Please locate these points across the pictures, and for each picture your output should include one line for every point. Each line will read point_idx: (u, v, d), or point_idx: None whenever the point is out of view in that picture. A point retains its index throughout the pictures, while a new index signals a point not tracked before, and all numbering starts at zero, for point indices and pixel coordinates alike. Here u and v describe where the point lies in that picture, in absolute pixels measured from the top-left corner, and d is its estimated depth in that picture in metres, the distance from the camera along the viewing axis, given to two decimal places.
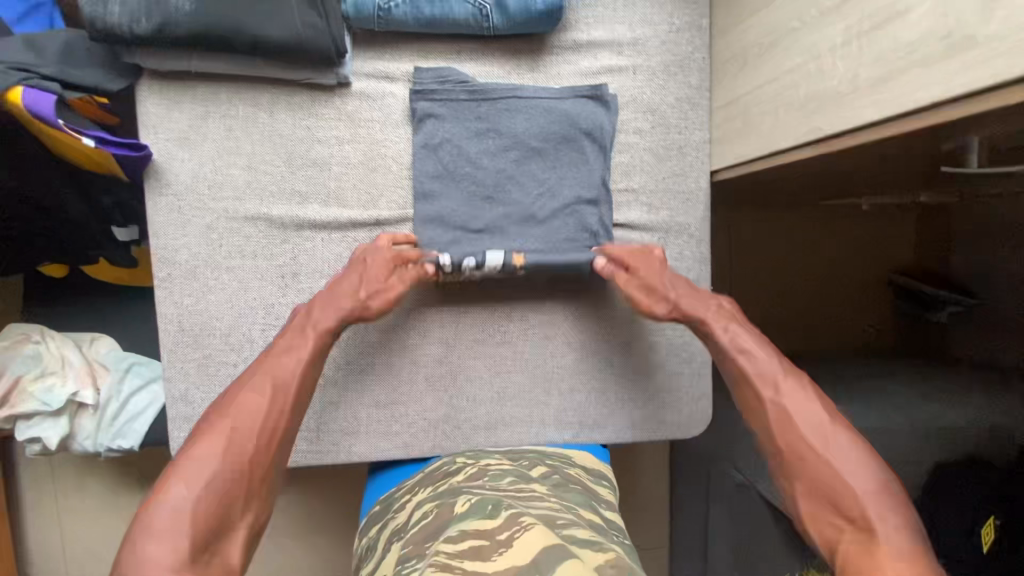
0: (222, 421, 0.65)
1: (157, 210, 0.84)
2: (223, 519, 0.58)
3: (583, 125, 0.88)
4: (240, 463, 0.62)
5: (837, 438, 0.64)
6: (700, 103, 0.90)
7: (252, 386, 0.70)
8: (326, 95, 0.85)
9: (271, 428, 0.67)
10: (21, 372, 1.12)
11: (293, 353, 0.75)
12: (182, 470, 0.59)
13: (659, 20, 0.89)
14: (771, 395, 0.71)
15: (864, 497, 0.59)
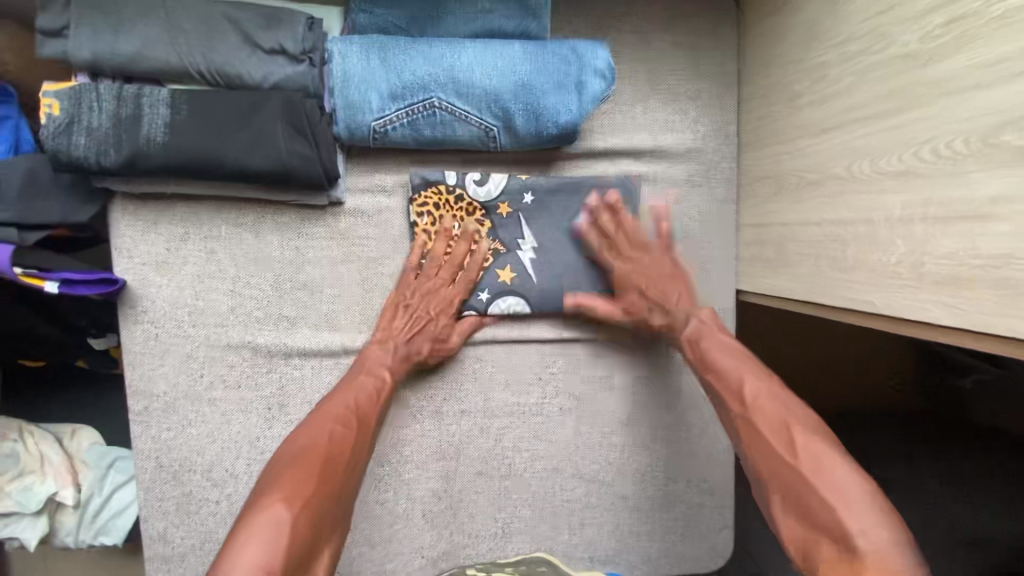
0: (306, 448, 0.63)
1: (133, 338, 0.77)
2: (322, 532, 0.57)
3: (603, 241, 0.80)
4: (322, 481, 0.60)
5: (814, 444, 0.58)
6: (725, 217, 0.82)
7: (327, 407, 0.70)
8: (317, 214, 0.78)
9: (346, 439, 0.66)
10: None
11: (363, 383, 0.74)
12: (276, 491, 0.57)
13: (682, 127, 0.81)
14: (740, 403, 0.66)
15: (839, 505, 0.53)
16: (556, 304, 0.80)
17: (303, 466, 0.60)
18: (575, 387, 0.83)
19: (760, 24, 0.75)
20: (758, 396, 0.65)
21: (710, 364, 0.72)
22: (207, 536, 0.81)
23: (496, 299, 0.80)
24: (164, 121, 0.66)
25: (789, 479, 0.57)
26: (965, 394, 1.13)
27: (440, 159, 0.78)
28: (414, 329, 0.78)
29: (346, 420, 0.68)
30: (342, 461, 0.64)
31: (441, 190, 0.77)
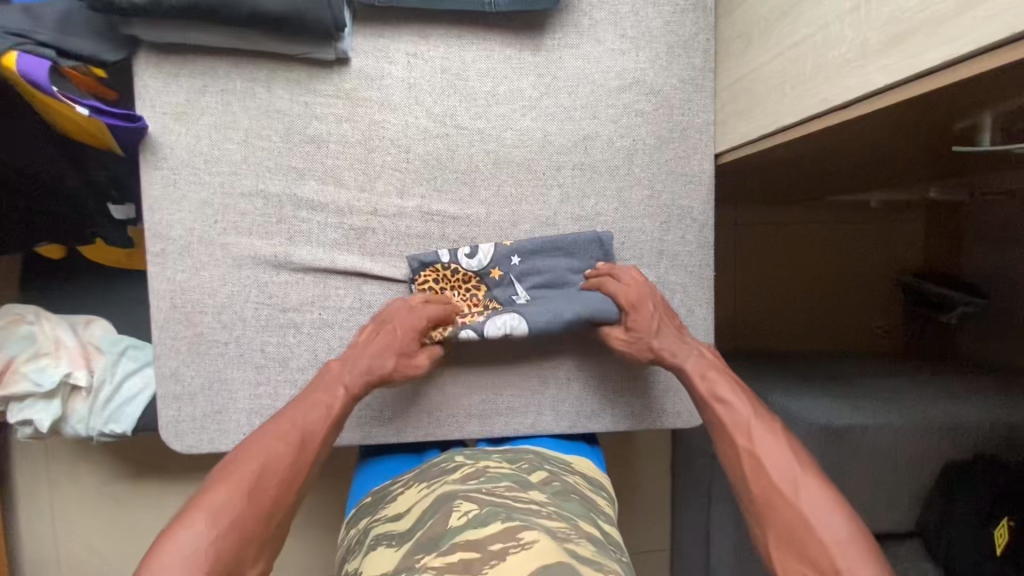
0: (243, 466, 0.66)
1: (152, 183, 0.83)
2: (248, 552, 0.61)
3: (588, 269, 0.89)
4: (242, 495, 0.63)
5: (813, 485, 0.65)
6: (704, 84, 0.88)
7: (272, 430, 0.71)
8: (325, 71, 0.84)
9: (297, 469, 0.70)
10: (14, 352, 1.11)
11: (317, 400, 0.76)
12: (194, 515, 0.60)
13: (663, 0, 0.87)
14: (744, 442, 0.71)
15: (830, 549, 0.59)
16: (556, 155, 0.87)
17: (222, 488, 0.63)
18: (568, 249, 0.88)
19: None
20: (751, 447, 0.70)
21: (717, 402, 0.76)
22: (216, 376, 0.86)
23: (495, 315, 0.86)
24: None
25: (780, 524, 0.64)
26: (953, 329, 1.37)
27: (439, 23, 0.84)
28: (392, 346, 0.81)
29: (286, 439, 0.71)
30: (279, 487, 0.67)
31: (439, 268, 0.87)
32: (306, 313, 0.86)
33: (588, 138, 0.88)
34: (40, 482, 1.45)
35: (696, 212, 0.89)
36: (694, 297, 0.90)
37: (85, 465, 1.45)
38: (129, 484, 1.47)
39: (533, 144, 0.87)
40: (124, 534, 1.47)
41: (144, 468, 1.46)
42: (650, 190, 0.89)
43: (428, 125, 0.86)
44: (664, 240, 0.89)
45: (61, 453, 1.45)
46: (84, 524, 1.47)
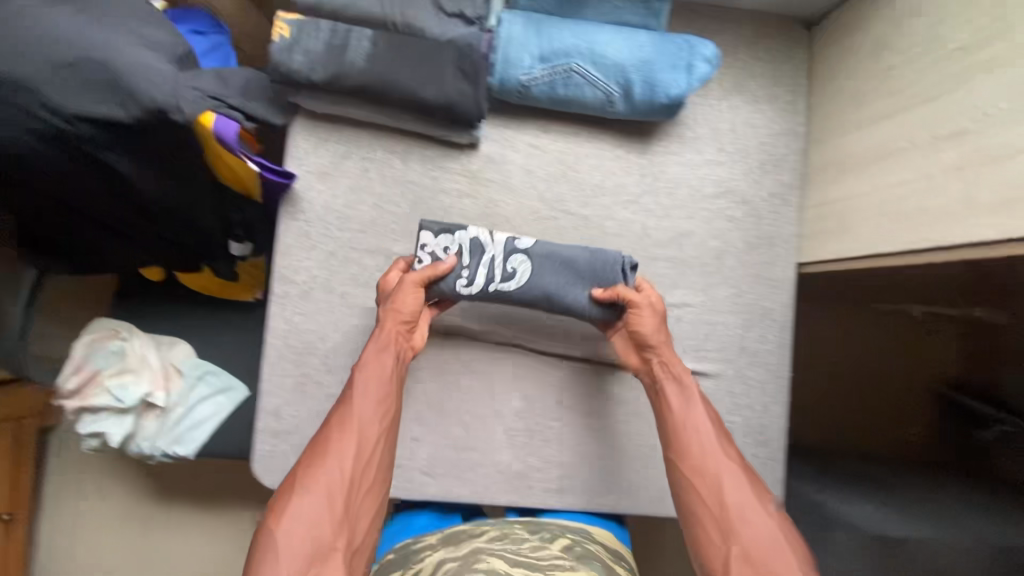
0: (325, 469, 0.72)
1: (288, 232, 0.91)
2: (323, 549, 0.67)
3: (597, 276, 0.87)
4: (330, 500, 0.70)
5: (762, 512, 0.73)
6: (792, 200, 0.97)
7: (348, 428, 0.76)
8: (457, 151, 0.94)
9: (360, 472, 0.74)
10: (102, 365, 1.18)
11: (373, 395, 0.79)
12: (289, 518, 0.68)
13: (761, 123, 0.97)
14: (714, 466, 0.77)
15: (773, 562, 0.69)
16: (654, 245, 0.95)
17: (314, 486, 0.71)
18: (582, 270, 0.87)
19: (832, 50, 0.94)
20: (723, 471, 0.77)
21: (688, 420, 0.81)
22: (314, 416, 0.90)
23: (506, 256, 0.87)
24: (365, 54, 0.83)
25: (744, 542, 0.71)
26: (993, 449, 1.36)
27: (562, 121, 0.94)
28: (387, 324, 0.83)
29: (360, 442, 0.75)
30: (348, 483, 0.72)
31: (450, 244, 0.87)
32: (406, 367, 0.92)
33: (682, 235, 0.95)
34: (69, 495, 1.46)
35: (777, 313, 0.96)
36: (770, 394, 0.95)
37: (115, 481, 1.47)
38: (156, 505, 1.47)
39: (631, 234, 0.95)
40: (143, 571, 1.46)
41: (174, 495, 1.47)
42: (735, 288, 0.96)
43: (541, 207, 0.94)
44: (744, 337, 0.95)
45: (94, 468, 1.46)
46: (104, 548, 1.46)
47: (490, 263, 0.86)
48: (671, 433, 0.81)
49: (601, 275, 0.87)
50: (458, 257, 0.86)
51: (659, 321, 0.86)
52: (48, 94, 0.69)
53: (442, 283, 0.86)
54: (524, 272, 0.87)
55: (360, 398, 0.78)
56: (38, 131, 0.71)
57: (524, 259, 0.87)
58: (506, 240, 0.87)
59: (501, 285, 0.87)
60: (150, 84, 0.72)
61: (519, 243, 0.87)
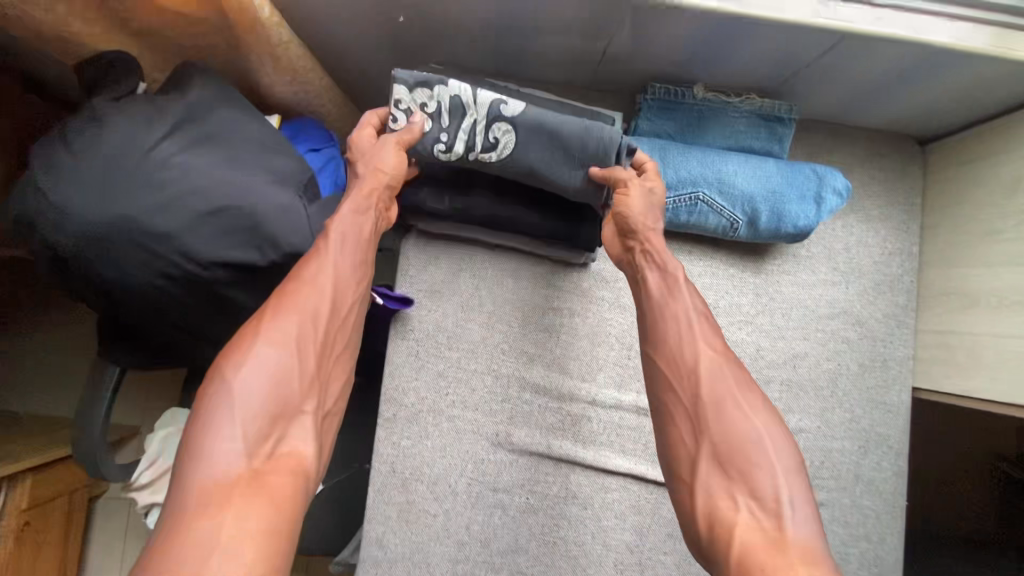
0: (283, 317, 0.63)
1: (397, 352, 0.89)
2: (280, 409, 0.59)
3: (590, 148, 0.79)
4: (284, 356, 0.61)
5: (758, 409, 0.63)
6: (906, 321, 0.95)
7: (305, 276, 0.67)
8: (567, 270, 0.92)
9: (323, 328, 0.65)
10: (177, 459, 1.16)
11: (343, 248, 0.70)
12: (236, 364, 0.59)
13: (874, 242, 0.96)
14: (705, 351, 0.68)
15: (775, 475, 0.58)
16: (767, 367, 0.93)
17: (275, 336, 0.62)
18: (572, 148, 0.79)
19: (954, 171, 0.92)
20: (704, 358, 0.67)
21: (676, 304, 0.72)
22: (419, 547, 0.87)
23: (490, 124, 0.78)
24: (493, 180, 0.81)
25: (716, 438, 0.62)
26: None
27: (676, 239, 0.92)
28: (368, 188, 0.75)
29: (321, 292, 0.66)
30: (311, 342, 0.64)
31: (426, 103, 0.78)
32: (515, 495, 0.89)
33: (796, 356, 0.93)
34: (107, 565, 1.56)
35: (892, 440, 0.94)
36: (886, 525, 0.92)
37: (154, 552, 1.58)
38: None
39: (745, 357, 0.92)
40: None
41: None
42: (850, 413, 0.93)
43: None
44: (860, 464, 0.93)
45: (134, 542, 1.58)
46: None
47: (471, 128, 0.78)
48: (664, 313, 0.72)
49: (595, 154, 0.78)
50: (437, 118, 0.78)
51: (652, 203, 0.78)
52: (193, 242, 0.68)
53: (420, 144, 0.79)
54: (507, 143, 0.79)
55: (328, 248, 0.69)
56: (172, 278, 0.69)
57: (510, 129, 0.78)
58: (491, 103, 0.78)
59: (482, 155, 0.79)
60: (293, 227, 0.73)
61: (505, 110, 0.78)
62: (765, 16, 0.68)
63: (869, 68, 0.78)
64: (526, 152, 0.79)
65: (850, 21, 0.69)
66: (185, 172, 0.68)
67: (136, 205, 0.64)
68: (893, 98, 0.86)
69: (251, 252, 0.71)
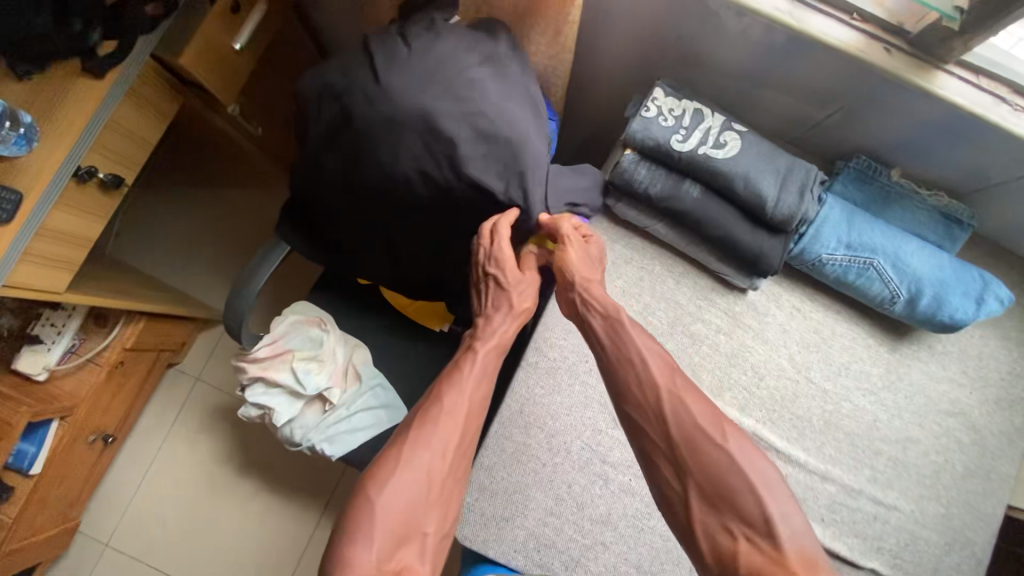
0: (418, 436, 0.73)
1: (557, 310, 1.00)
2: (413, 520, 0.68)
3: (795, 171, 0.90)
4: (427, 476, 0.71)
5: (737, 442, 0.65)
6: (1017, 442, 1.00)
7: (427, 408, 0.76)
8: (727, 290, 1.00)
9: (450, 453, 0.74)
10: (296, 346, 1.23)
11: (473, 373, 0.81)
12: (379, 481, 0.69)
13: (1007, 361, 1.01)
14: (661, 392, 0.69)
15: (762, 501, 0.60)
16: (879, 438, 0.98)
17: (416, 449, 0.72)
18: (781, 168, 0.90)
19: None
20: (670, 398, 0.69)
21: (633, 356, 0.74)
22: (521, 487, 0.93)
23: (720, 131, 0.91)
24: (697, 187, 0.92)
25: (698, 475, 0.64)
26: None
27: (830, 297, 1.00)
28: (494, 347, 0.85)
29: (454, 426, 0.75)
30: (443, 466, 0.73)
31: (672, 104, 0.92)
32: (620, 472, 0.94)
33: (908, 437, 0.98)
34: (163, 426, 1.72)
35: (977, 547, 0.97)
36: None
37: (206, 434, 1.72)
38: (229, 467, 1.70)
39: (862, 422, 0.98)
40: (205, 513, 1.68)
41: (253, 468, 1.70)
42: (944, 508, 0.97)
43: (787, 368, 0.98)
44: (941, 559, 0.96)
45: (193, 416, 1.73)
46: (172, 483, 1.69)
47: (705, 130, 0.90)
48: (628, 370, 0.73)
49: (798, 176, 0.89)
50: (679, 117, 0.90)
51: (583, 268, 0.86)
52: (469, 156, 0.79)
53: (654, 136, 0.89)
54: (733, 146, 0.90)
55: (449, 388, 0.78)
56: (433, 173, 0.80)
57: (736, 139, 0.91)
58: (723, 118, 0.92)
59: (710, 150, 0.89)
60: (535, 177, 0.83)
61: (733, 125, 0.92)
62: (1000, 124, 0.78)
63: None
64: (748, 161, 0.89)
65: None
66: (484, 98, 0.79)
67: (442, 113, 0.77)
68: None
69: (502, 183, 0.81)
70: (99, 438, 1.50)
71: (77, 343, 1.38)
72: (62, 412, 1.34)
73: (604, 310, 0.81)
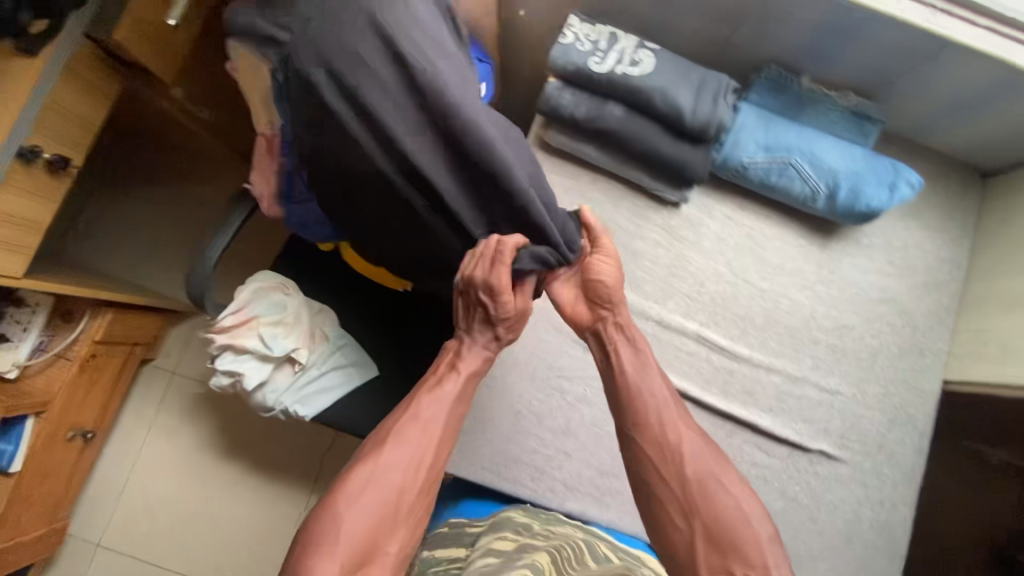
0: (390, 450, 0.73)
1: None
2: (379, 536, 0.68)
3: (708, 82, 0.96)
4: (394, 490, 0.71)
5: (740, 493, 0.71)
6: (945, 322, 1.06)
7: (402, 422, 0.76)
8: (661, 206, 1.05)
9: (421, 472, 0.74)
10: (261, 312, 1.25)
11: (448, 389, 0.80)
12: (347, 496, 0.69)
13: (929, 249, 1.08)
14: (681, 438, 0.74)
15: (760, 549, 0.68)
16: (817, 330, 1.04)
17: (386, 463, 0.72)
18: (694, 80, 0.95)
19: (1010, 202, 1.05)
20: (689, 447, 0.74)
21: (649, 397, 0.77)
22: (482, 408, 0.97)
23: (634, 51, 0.96)
24: (620, 108, 0.97)
25: (708, 522, 0.69)
26: None
27: (760, 204, 1.06)
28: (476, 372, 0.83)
29: (425, 442, 0.75)
30: (412, 482, 0.72)
31: (587, 30, 0.97)
32: (575, 385, 0.99)
33: (844, 326, 1.04)
34: (143, 422, 1.73)
35: (918, 421, 1.03)
36: (900, 495, 1.01)
37: (188, 425, 1.74)
38: (213, 455, 1.72)
39: (800, 317, 1.04)
40: (194, 502, 1.69)
41: (238, 453, 1.72)
42: (883, 388, 1.03)
43: (724, 273, 1.04)
44: (885, 435, 1.02)
45: (173, 409, 1.74)
46: (158, 477, 1.71)
47: (620, 51, 0.96)
48: (642, 410, 0.76)
49: (710, 86, 0.95)
50: (595, 41, 0.96)
51: (612, 292, 0.82)
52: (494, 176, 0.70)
53: (573, 61, 0.94)
54: (648, 64, 0.95)
55: (424, 403, 0.78)
56: None
57: (651, 57, 0.96)
58: (636, 39, 0.98)
59: (627, 69, 0.94)
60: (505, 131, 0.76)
61: (647, 45, 0.98)
62: (881, 11, 0.85)
63: (957, 83, 0.93)
64: (663, 76, 0.94)
65: (948, 30, 0.85)
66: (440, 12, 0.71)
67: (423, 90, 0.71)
68: (969, 124, 1.01)
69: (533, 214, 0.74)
70: (77, 435, 1.51)
71: (44, 341, 1.38)
72: (37, 407, 1.36)
73: (631, 341, 0.81)
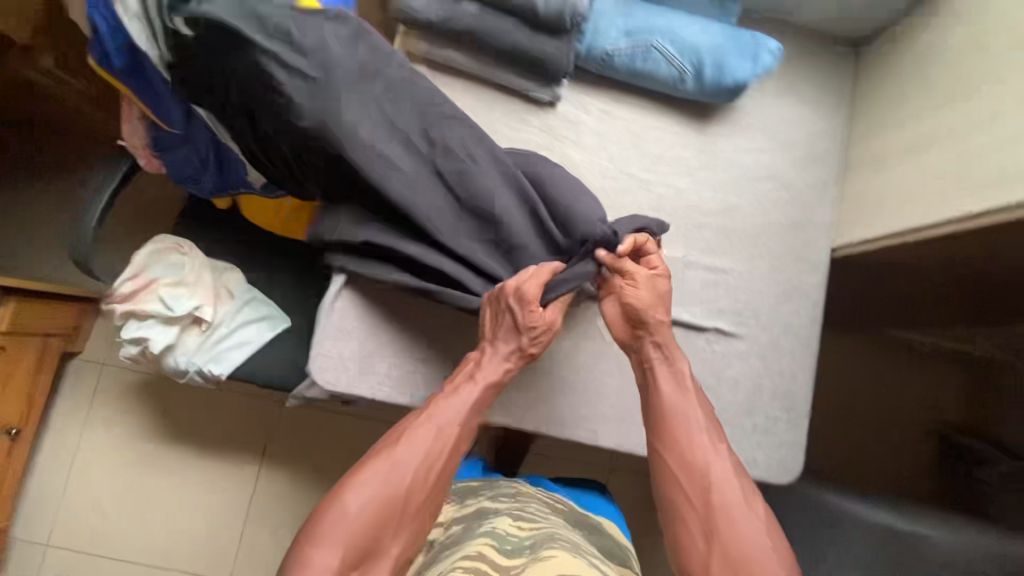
0: (397, 450, 0.72)
1: None
2: (382, 536, 0.67)
3: None
4: (398, 489, 0.69)
5: (756, 517, 0.70)
6: (829, 192, 1.08)
7: (418, 424, 0.75)
8: (535, 107, 1.03)
9: (431, 479, 0.72)
10: (160, 275, 1.22)
11: (463, 398, 0.78)
12: (353, 488, 0.68)
13: (808, 123, 1.09)
14: (715, 457, 0.75)
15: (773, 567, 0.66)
16: (704, 213, 1.04)
17: (396, 459, 0.71)
18: None
19: (876, 66, 1.07)
20: (716, 467, 0.74)
21: (696, 425, 0.77)
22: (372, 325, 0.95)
23: None
24: (475, 7, 0.96)
25: (728, 542, 0.69)
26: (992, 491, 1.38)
27: (635, 95, 1.05)
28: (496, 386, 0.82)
29: (438, 445, 0.74)
30: (422, 486, 0.71)
31: None
32: None
33: (730, 207, 1.05)
34: (73, 420, 1.61)
35: (811, 290, 1.05)
36: (799, 364, 1.03)
37: None
38: None
39: (686, 202, 1.04)
40: None
41: None
42: (774, 263, 1.04)
43: (606, 167, 1.03)
44: (779, 308, 1.03)
45: None
46: (91, 476, 1.60)
47: None
48: (681, 431, 0.77)
49: None
50: None
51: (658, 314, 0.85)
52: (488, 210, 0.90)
53: None
54: None
55: (441, 406, 0.77)
56: None
57: None
58: None
59: None
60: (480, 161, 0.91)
61: None
62: None
63: None
64: None
65: None
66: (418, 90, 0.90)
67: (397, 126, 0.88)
68: None
69: (519, 231, 0.91)
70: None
71: None
72: None
73: (662, 363, 0.83)
